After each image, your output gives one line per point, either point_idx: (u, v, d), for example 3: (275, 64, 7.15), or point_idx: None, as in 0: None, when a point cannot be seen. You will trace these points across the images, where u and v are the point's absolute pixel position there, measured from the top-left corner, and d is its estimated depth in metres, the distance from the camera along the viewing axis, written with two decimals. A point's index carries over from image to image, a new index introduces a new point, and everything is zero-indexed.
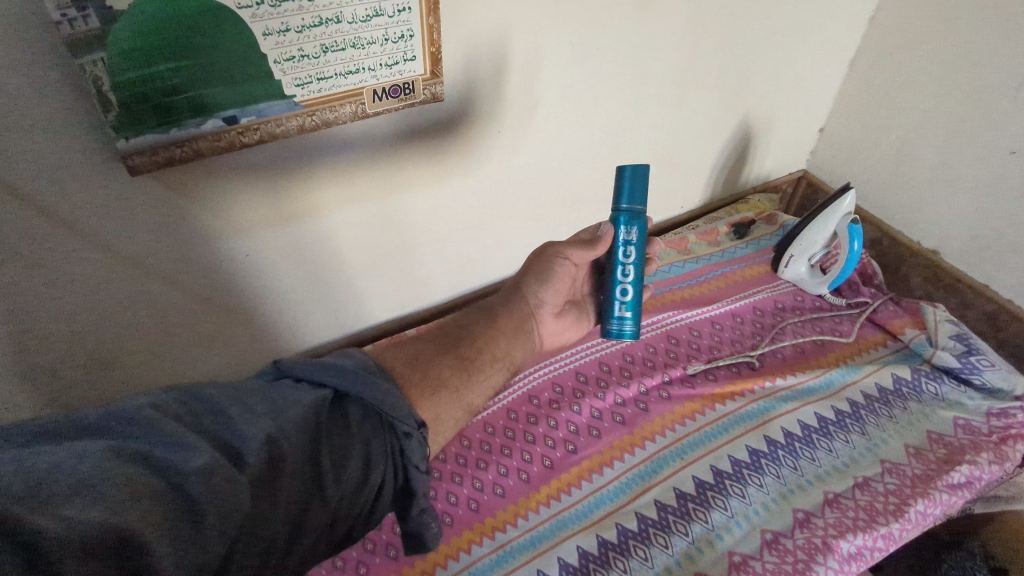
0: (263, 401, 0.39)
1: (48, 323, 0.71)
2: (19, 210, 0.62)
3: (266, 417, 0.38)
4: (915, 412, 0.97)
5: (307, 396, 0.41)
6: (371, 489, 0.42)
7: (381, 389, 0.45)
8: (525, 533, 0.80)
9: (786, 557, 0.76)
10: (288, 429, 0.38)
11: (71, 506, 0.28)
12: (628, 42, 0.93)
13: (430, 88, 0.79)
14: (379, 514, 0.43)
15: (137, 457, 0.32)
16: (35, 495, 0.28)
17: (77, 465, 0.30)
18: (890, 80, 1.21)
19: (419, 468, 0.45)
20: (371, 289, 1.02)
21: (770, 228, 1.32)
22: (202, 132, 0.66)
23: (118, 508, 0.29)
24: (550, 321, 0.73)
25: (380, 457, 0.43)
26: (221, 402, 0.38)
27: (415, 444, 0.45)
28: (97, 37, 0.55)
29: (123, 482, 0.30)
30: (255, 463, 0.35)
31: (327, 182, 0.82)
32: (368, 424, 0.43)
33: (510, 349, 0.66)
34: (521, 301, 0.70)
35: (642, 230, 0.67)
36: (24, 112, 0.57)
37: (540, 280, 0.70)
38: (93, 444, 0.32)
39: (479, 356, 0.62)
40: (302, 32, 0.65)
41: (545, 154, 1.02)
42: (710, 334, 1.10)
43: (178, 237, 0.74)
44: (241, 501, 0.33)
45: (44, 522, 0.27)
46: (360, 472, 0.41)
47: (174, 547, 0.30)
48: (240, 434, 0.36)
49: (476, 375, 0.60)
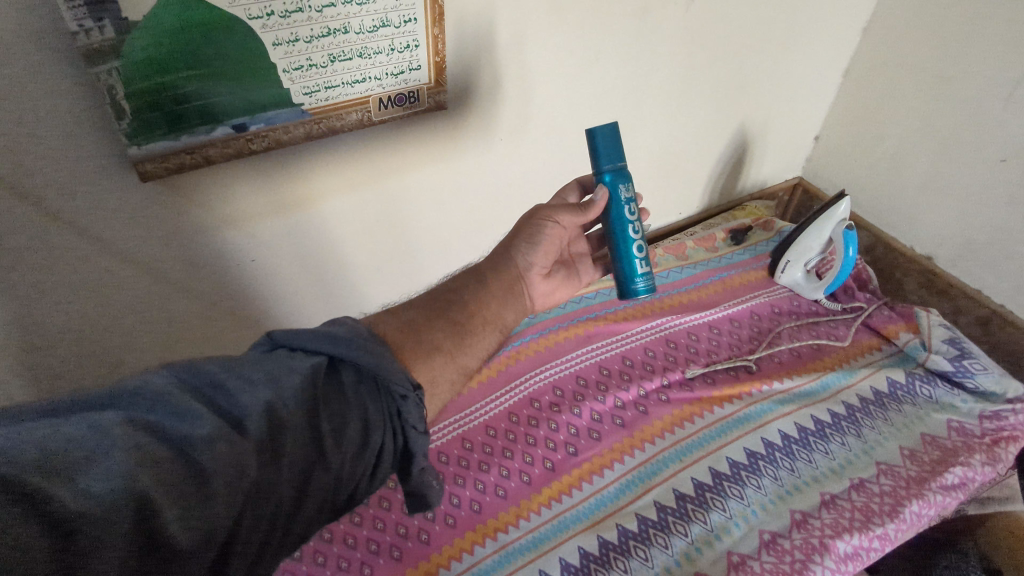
0: (259, 370, 0.37)
1: (55, 322, 0.73)
2: (33, 215, 0.64)
3: (264, 386, 0.36)
4: (910, 414, 0.98)
5: (302, 364, 0.40)
6: (372, 452, 0.40)
7: (376, 353, 0.44)
8: (527, 534, 0.81)
9: (784, 556, 0.78)
10: (286, 396, 0.36)
11: (85, 478, 0.27)
12: (627, 54, 0.96)
13: (435, 97, 0.81)
14: (381, 476, 0.42)
15: (150, 428, 0.30)
16: (51, 466, 0.27)
17: (90, 436, 0.28)
18: (884, 89, 1.23)
19: (418, 429, 0.45)
20: (374, 293, 1.04)
21: (767, 234, 1.35)
22: (211, 139, 0.67)
23: (130, 474, 0.27)
24: (540, 283, 0.73)
25: (378, 420, 0.42)
26: (217, 374, 0.36)
27: (412, 406, 0.44)
28: (113, 47, 0.57)
29: (134, 450, 0.28)
30: (257, 431, 0.33)
31: (333, 188, 0.84)
32: (364, 387, 0.42)
33: (500, 312, 0.64)
34: (511, 262, 0.69)
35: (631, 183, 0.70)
36: (41, 120, 0.59)
37: (529, 241, 0.70)
38: (104, 415, 0.30)
39: (473, 318, 0.60)
40: (311, 42, 0.67)
41: (546, 160, 1.04)
42: (708, 338, 1.11)
43: (188, 242, 0.76)
44: (247, 467, 0.31)
45: (65, 495, 0.26)
46: (360, 435, 0.40)
47: (182, 512, 0.28)
48: (238, 404, 0.34)
49: (471, 339, 0.58)
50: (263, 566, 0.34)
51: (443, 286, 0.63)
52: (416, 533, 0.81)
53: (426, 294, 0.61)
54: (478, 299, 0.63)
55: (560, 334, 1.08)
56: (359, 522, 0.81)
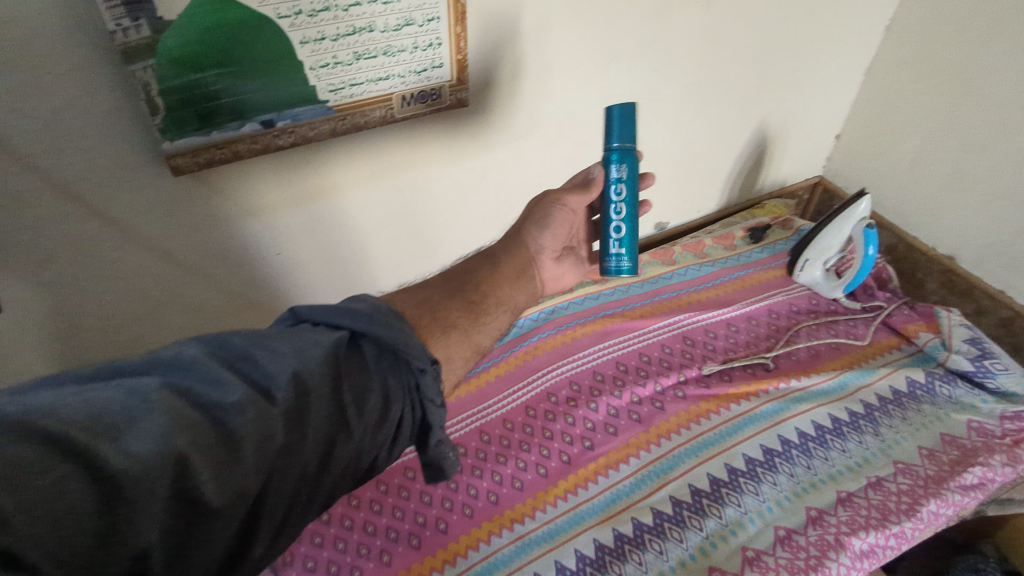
0: (285, 342, 0.39)
1: (89, 307, 0.75)
2: (70, 205, 0.66)
3: (290, 357, 0.38)
4: (929, 414, 0.98)
5: (326, 337, 0.42)
6: (392, 423, 0.44)
7: (395, 326, 0.46)
8: (543, 525, 0.82)
9: (799, 553, 0.78)
10: (312, 366, 0.38)
11: (128, 438, 0.27)
12: (647, 52, 0.97)
13: (457, 94, 0.83)
14: (401, 446, 0.46)
15: (184, 393, 0.32)
16: (97, 425, 0.27)
17: (132, 400, 0.29)
18: (906, 87, 1.22)
19: (435, 403, 0.48)
20: (392, 286, 1.05)
21: (786, 231, 1.35)
22: (241, 134, 0.69)
23: (168, 435, 0.28)
24: (551, 265, 0.75)
25: (398, 392, 0.45)
26: (247, 346, 0.38)
27: (430, 379, 0.47)
28: (148, 46, 0.59)
29: (171, 413, 0.29)
30: (285, 399, 0.35)
31: (355, 182, 0.86)
32: (385, 361, 0.45)
33: (513, 292, 0.66)
34: (522, 245, 0.71)
35: (634, 166, 0.68)
36: (80, 114, 0.61)
37: (539, 224, 0.72)
38: (143, 380, 0.31)
39: (486, 298, 0.62)
40: (337, 41, 0.69)
41: (565, 156, 1.05)
42: (725, 336, 1.11)
43: (216, 233, 0.78)
44: (274, 432, 0.33)
45: (110, 453, 0.27)
46: (381, 406, 0.43)
47: (216, 472, 0.30)
48: (266, 372, 0.36)
49: (484, 319, 0.60)
50: (290, 529, 0.36)
51: (459, 269, 0.65)
52: (434, 522, 0.82)
53: (442, 274, 0.63)
54: (491, 280, 0.64)
55: (578, 330, 1.09)
56: (380, 510, 0.83)
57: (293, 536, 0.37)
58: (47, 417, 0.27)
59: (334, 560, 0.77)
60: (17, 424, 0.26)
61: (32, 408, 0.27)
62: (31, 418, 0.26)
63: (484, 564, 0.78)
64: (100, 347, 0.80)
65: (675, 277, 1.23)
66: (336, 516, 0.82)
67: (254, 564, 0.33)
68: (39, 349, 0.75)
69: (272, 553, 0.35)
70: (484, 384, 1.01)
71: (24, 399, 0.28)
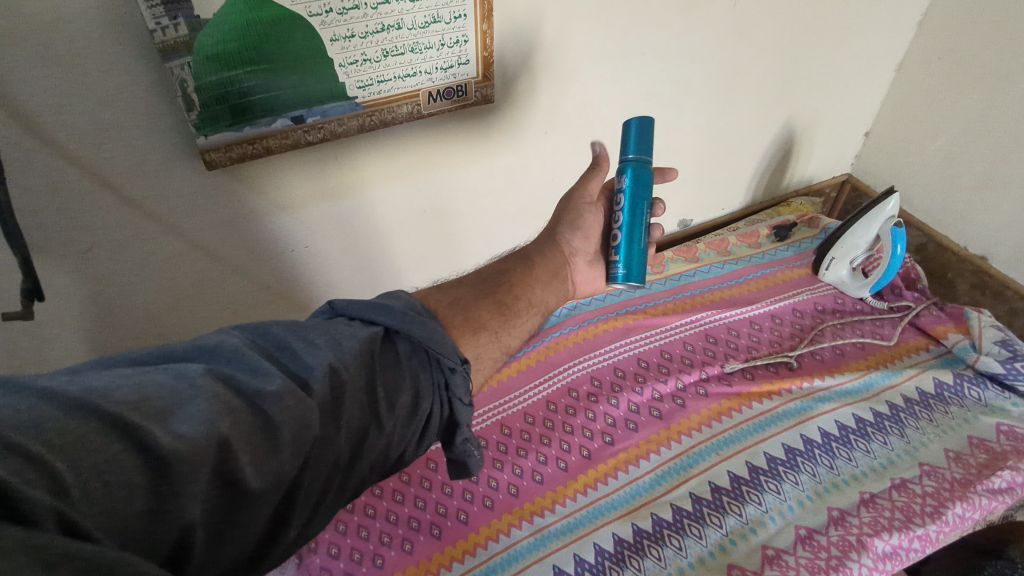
0: (322, 334, 0.41)
1: (127, 297, 0.78)
2: (110, 198, 0.69)
3: (327, 349, 0.40)
4: (957, 416, 0.97)
5: (361, 332, 0.43)
6: (421, 418, 0.45)
7: (427, 326, 0.48)
8: (563, 518, 0.83)
9: (820, 553, 0.77)
10: (347, 359, 0.40)
11: (175, 420, 0.29)
12: (671, 46, 0.96)
13: (482, 90, 0.84)
14: (428, 441, 0.47)
15: (225, 380, 0.33)
16: (146, 406, 0.29)
17: (178, 384, 0.31)
18: (939, 83, 1.20)
19: (463, 401, 0.49)
20: (416, 280, 1.07)
21: (812, 230, 1.34)
22: (271, 130, 0.71)
23: (212, 419, 0.30)
24: (584, 269, 0.74)
25: (428, 388, 0.46)
26: (286, 337, 0.39)
27: (460, 378, 0.48)
28: (185, 43, 0.61)
29: (215, 399, 0.31)
30: (320, 390, 0.37)
31: (382, 178, 0.87)
32: (416, 357, 0.46)
33: (544, 295, 0.66)
34: (557, 249, 0.71)
35: (646, 181, 0.69)
36: (121, 110, 0.63)
37: (572, 227, 0.72)
38: (189, 365, 0.33)
39: (517, 301, 0.63)
40: (365, 38, 0.70)
41: (590, 153, 1.05)
42: (748, 334, 1.11)
43: (247, 227, 0.81)
44: (310, 422, 0.35)
45: (159, 433, 0.28)
46: (411, 401, 0.45)
47: (254, 457, 0.32)
48: (304, 364, 0.38)
49: (515, 322, 0.61)
50: (321, 514, 0.38)
51: (491, 268, 0.66)
52: (455, 513, 0.84)
53: (477, 274, 0.64)
54: (524, 283, 0.65)
55: (599, 326, 1.10)
56: (402, 500, 0.85)
57: (324, 522, 0.38)
58: (102, 397, 0.28)
59: (357, 547, 0.79)
60: (76, 402, 0.27)
61: (89, 388, 0.28)
62: (89, 397, 0.28)
63: (504, 555, 0.79)
64: (135, 335, 0.83)
65: (697, 275, 1.22)
66: (360, 505, 0.84)
67: (286, 547, 0.35)
68: (77, 337, 0.78)
69: (304, 536, 0.37)
70: (506, 378, 1.02)
71: (81, 379, 0.29)
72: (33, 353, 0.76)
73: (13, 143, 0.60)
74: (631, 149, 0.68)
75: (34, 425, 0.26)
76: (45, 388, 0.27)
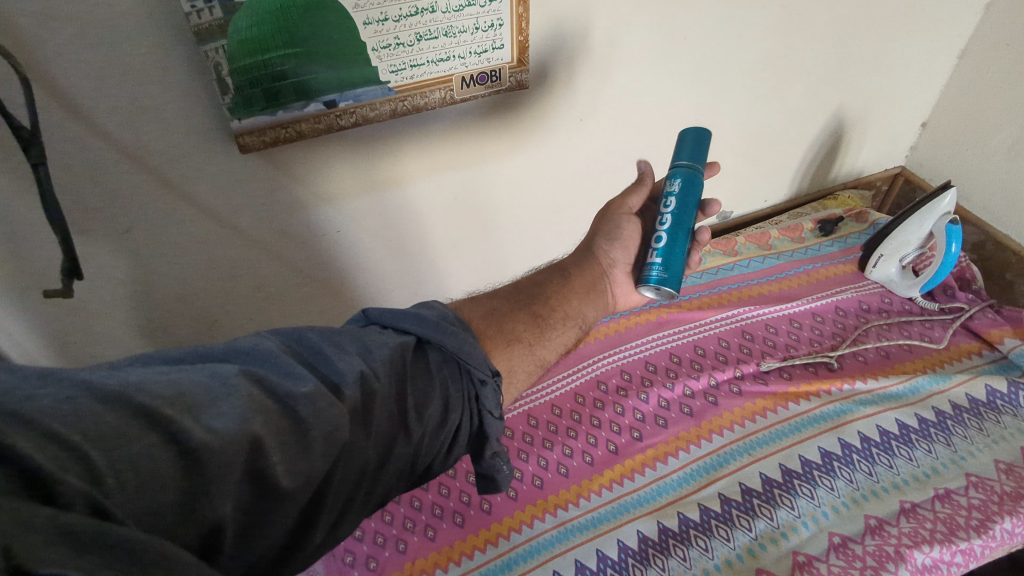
0: (354, 342, 0.41)
1: (165, 280, 0.80)
2: (149, 182, 0.70)
3: (357, 356, 0.40)
4: (1010, 426, 0.91)
5: (392, 340, 0.43)
6: (450, 430, 0.45)
7: (457, 335, 0.47)
8: (587, 513, 0.82)
9: (853, 562, 0.74)
10: (377, 367, 0.40)
11: (211, 416, 0.29)
12: (716, 31, 0.92)
13: (516, 76, 0.82)
14: (457, 453, 0.46)
15: (259, 379, 0.33)
16: (182, 401, 0.29)
17: (212, 382, 0.31)
18: (1006, 70, 1.12)
19: (493, 415, 0.48)
20: (450, 270, 1.06)
21: (860, 225, 1.28)
22: (304, 114, 0.71)
23: (245, 417, 0.30)
24: (625, 282, 0.71)
25: (458, 401, 0.46)
26: (319, 342, 0.39)
27: (490, 391, 0.47)
28: (220, 27, 0.61)
29: (248, 397, 0.31)
30: (352, 396, 0.37)
31: (416, 167, 0.87)
32: (447, 368, 0.46)
33: (582, 307, 0.64)
34: (594, 260, 0.69)
35: (691, 184, 0.64)
36: (161, 95, 0.64)
37: (609, 237, 0.69)
38: (224, 365, 0.32)
39: (553, 314, 0.61)
40: (398, 22, 0.69)
41: (629, 140, 1.02)
42: (787, 332, 1.07)
43: (282, 214, 0.81)
44: (341, 427, 0.35)
45: (193, 427, 0.28)
46: (440, 412, 0.44)
47: (286, 457, 0.31)
48: (336, 369, 0.38)
49: (549, 333, 0.60)
50: (349, 521, 0.37)
51: (528, 279, 0.65)
52: (479, 503, 0.83)
53: (511, 284, 0.63)
54: (557, 289, 0.64)
55: (632, 320, 1.08)
56: (427, 488, 0.85)
57: (353, 526, 0.38)
58: (139, 392, 0.28)
59: (381, 531, 0.80)
60: (113, 396, 0.27)
61: (126, 382, 0.28)
62: (125, 390, 0.28)
63: (526, 547, 0.79)
64: (176, 318, 0.85)
65: (736, 268, 1.19)
66: None
67: (313, 550, 0.35)
68: (118, 315, 0.80)
69: (331, 541, 0.37)
70: None
71: (118, 373, 0.29)
72: (78, 330, 0.79)
73: (60, 127, 0.62)
74: (685, 156, 0.66)
75: (71, 415, 0.26)
76: (84, 378, 0.28)
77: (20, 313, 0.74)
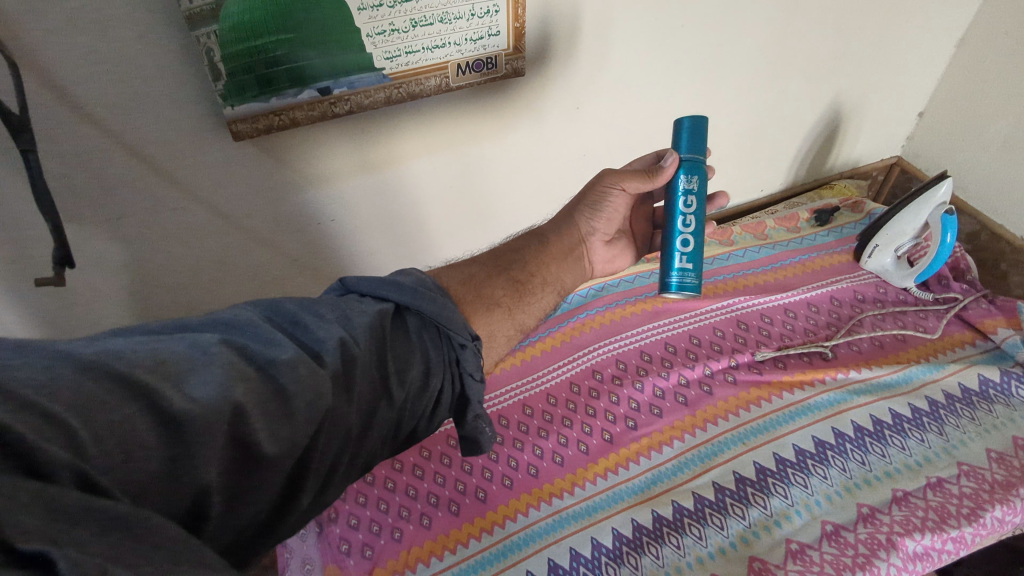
0: (332, 309, 0.41)
1: (158, 267, 0.80)
2: (140, 168, 0.69)
3: (336, 324, 0.39)
4: (1002, 415, 0.92)
5: (371, 308, 0.43)
6: (432, 393, 0.45)
7: (437, 302, 0.47)
8: (581, 501, 0.82)
9: (846, 549, 0.75)
10: (357, 334, 0.40)
11: (193, 383, 0.29)
12: (715, 22, 0.92)
13: (512, 63, 0.81)
14: (440, 418, 0.47)
15: (239, 349, 0.33)
16: (162, 369, 0.28)
17: (193, 351, 0.30)
18: (1002, 59, 1.12)
19: (475, 378, 0.49)
20: (446, 257, 1.06)
21: (855, 215, 1.28)
22: (298, 101, 0.70)
23: (226, 385, 0.29)
24: (601, 249, 0.73)
25: (438, 365, 0.46)
26: (296, 311, 0.39)
27: (471, 354, 0.48)
28: (211, 12, 0.60)
29: (229, 365, 0.30)
30: (333, 362, 0.36)
31: (410, 154, 0.86)
32: (427, 333, 0.46)
33: (561, 274, 0.66)
34: (573, 227, 0.70)
35: (703, 178, 0.66)
36: (151, 78, 0.63)
37: (592, 207, 0.70)
38: (204, 335, 0.32)
39: (533, 279, 0.62)
40: (393, 8, 0.68)
41: (625, 130, 1.01)
42: (782, 322, 1.07)
43: (275, 201, 0.81)
44: (323, 391, 0.34)
45: (175, 397, 0.28)
46: (421, 377, 0.44)
47: (268, 423, 0.31)
48: (315, 337, 0.37)
49: (530, 298, 0.60)
50: (335, 485, 0.37)
51: (506, 246, 0.65)
52: (474, 491, 0.84)
53: (490, 251, 0.63)
54: (538, 262, 0.64)
55: (627, 309, 1.08)
56: (422, 475, 0.85)
57: (338, 492, 0.38)
58: (119, 359, 0.27)
59: (376, 519, 0.80)
60: (94, 364, 0.26)
61: (105, 350, 0.28)
62: (104, 358, 0.27)
63: (521, 535, 0.79)
64: (169, 305, 0.85)
65: (732, 258, 1.19)
66: (380, 478, 0.85)
67: (300, 515, 0.35)
68: (110, 302, 0.80)
69: (317, 506, 0.37)
70: (532, 358, 1.02)
71: (97, 342, 0.29)
72: (71, 319, 0.79)
73: (49, 113, 0.61)
74: (685, 148, 0.65)
75: (53, 385, 0.25)
76: (63, 349, 0.27)
77: (10, 301, 0.73)
